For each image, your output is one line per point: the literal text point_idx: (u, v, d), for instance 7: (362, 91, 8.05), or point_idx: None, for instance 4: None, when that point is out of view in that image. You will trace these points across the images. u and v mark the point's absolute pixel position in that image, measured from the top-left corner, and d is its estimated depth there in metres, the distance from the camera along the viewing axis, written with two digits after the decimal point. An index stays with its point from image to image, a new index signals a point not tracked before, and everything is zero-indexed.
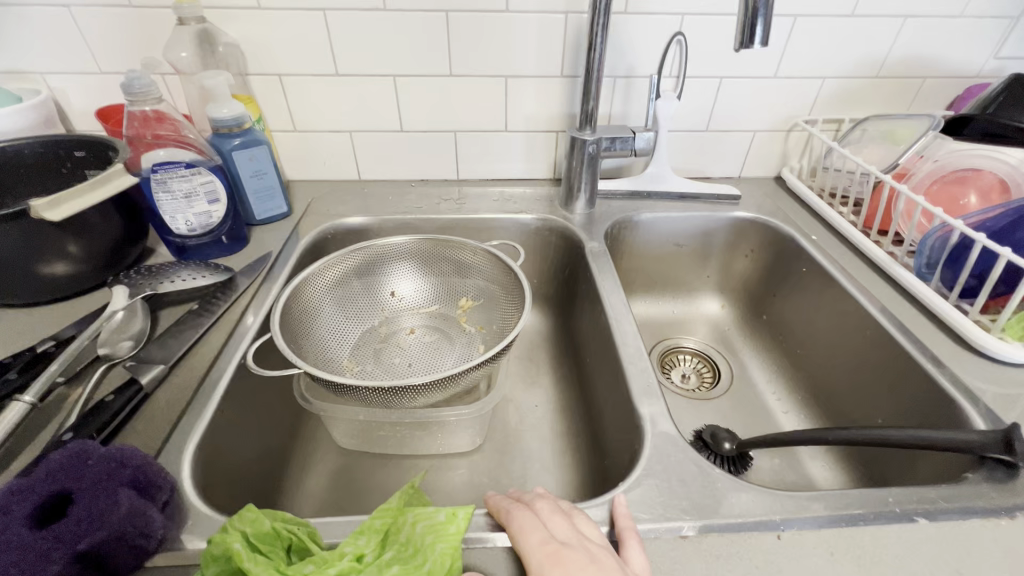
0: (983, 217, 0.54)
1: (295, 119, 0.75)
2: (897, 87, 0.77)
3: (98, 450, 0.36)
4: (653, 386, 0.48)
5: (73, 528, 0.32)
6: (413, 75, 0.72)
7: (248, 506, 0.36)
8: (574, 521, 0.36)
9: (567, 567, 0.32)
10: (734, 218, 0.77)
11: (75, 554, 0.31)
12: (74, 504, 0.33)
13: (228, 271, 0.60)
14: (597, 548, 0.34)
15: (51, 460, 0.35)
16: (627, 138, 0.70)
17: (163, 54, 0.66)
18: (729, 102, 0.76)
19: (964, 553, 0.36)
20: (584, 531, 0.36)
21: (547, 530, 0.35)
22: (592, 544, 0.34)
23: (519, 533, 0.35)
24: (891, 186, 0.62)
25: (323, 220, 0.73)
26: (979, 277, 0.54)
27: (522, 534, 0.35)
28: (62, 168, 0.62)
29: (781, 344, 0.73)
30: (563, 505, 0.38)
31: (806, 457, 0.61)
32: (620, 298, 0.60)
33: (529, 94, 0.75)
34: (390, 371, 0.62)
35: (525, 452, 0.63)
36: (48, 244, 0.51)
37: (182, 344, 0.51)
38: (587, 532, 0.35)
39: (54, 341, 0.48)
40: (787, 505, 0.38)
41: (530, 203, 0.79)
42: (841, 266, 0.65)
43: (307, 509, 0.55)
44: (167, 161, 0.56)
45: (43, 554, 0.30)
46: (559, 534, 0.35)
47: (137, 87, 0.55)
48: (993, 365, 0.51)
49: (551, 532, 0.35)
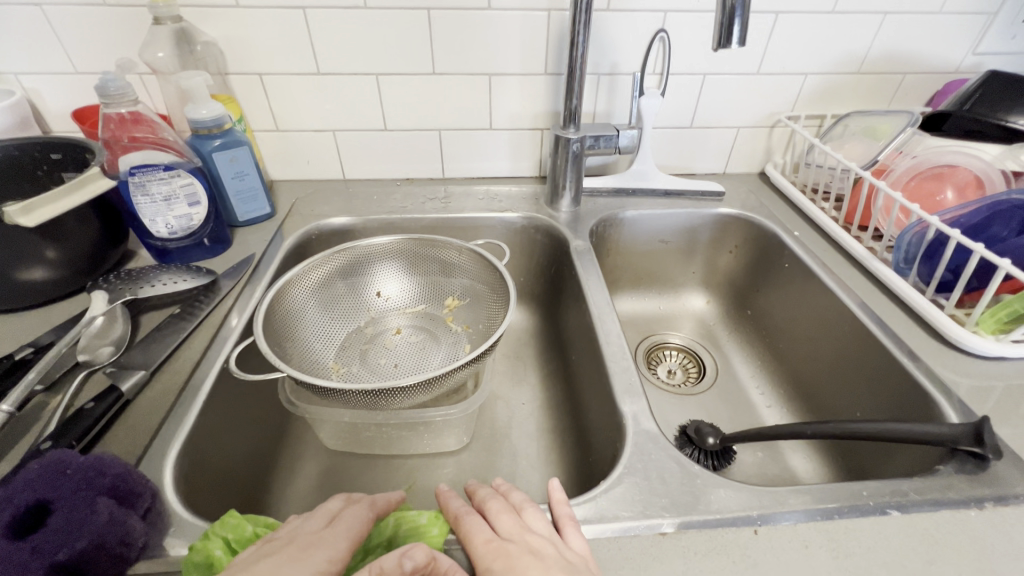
0: (959, 211, 0.55)
1: (277, 118, 0.74)
2: (878, 83, 0.77)
3: (73, 458, 0.36)
4: (636, 384, 0.49)
5: (51, 540, 0.31)
6: (396, 73, 0.72)
7: (230, 512, 0.36)
8: (522, 517, 0.37)
9: (508, 562, 0.33)
10: (718, 215, 0.78)
11: (54, 564, 0.31)
12: (53, 514, 0.33)
13: (211, 275, 0.59)
14: (538, 539, 0.35)
15: (28, 471, 0.34)
16: (610, 136, 0.71)
17: (139, 54, 0.65)
18: (713, 99, 0.77)
19: (935, 544, 0.37)
20: (531, 525, 0.37)
21: (491, 530, 0.36)
22: (533, 538, 0.35)
23: (466, 525, 0.36)
24: (871, 182, 0.62)
25: (307, 221, 0.73)
26: (955, 272, 0.55)
27: (469, 527, 0.36)
28: (38, 171, 0.61)
29: (764, 339, 0.74)
30: (514, 502, 0.39)
31: (788, 450, 0.62)
32: (604, 297, 0.60)
33: (513, 91, 0.75)
34: (376, 372, 0.62)
35: (512, 450, 0.63)
36: (24, 250, 0.51)
37: (164, 349, 0.51)
38: (532, 526, 0.36)
39: (33, 348, 0.48)
40: (764, 501, 0.39)
41: (515, 201, 0.79)
42: (823, 262, 0.66)
43: (294, 511, 0.55)
44: (145, 164, 0.55)
45: (21, 565, 0.30)
46: (503, 531, 0.36)
47: (113, 88, 0.54)
48: (968, 359, 0.52)
49: (498, 529, 0.36)
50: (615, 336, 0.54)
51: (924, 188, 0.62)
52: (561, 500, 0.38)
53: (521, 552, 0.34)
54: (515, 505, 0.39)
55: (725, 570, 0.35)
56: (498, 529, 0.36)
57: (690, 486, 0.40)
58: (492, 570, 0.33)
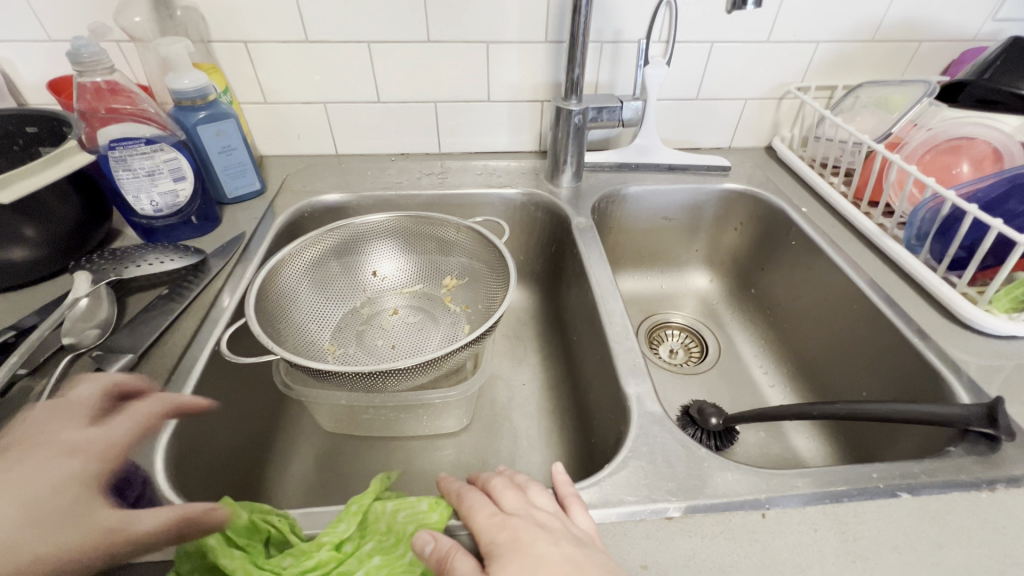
0: (976, 186, 0.53)
1: (265, 89, 0.71)
2: (893, 51, 0.74)
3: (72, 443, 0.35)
4: (640, 365, 0.47)
5: None
6: (388, 40, 0.68)
7: (224, 499, 0.34)
8: (528, 494, 0.37)
9: (517, 533, 0.32)
10: (724, 191, 0.75)
11: None
12: None
13: (199, 254, 0.57)
14: (545, 514, 0.34)
15: None
16: (614, 108, 0.68)
17: (114, 19, 0.61)
18: (720, 69, 0.74)
19: (946, 526, 0.36)
20: (536, 502, 0.36)
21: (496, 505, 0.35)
22: (540, 512, 0.34)
23: (469, 504, 0.35)
24: (884, 155, 0.60)
25: (298, 197, 0.70)
26: (969, 249, 0.53)
27: (471, 503, 0.35)
28: (14, 145, 0.58)
29: (767, 318, 0.73)
30: (519, 481, 0.38)
31: (792, 430, 0.62)
32: (607, 276, 0.59)
33: (512, 60, 0.71)
34: (373, 353, 0.60)
35: (512, 431, 0.62)
36: (1, 229, 0.48)
37: (152, 332, 0.49)
38: (537, 502, 0.36)
39: (15, 332, 0.46)
40: (774, 484, 0.38)
41: (514, 177, 0.76)
42: (831, 239, 0.64)
43: (292, 494, 0.54)
44: (125, 137, 0.52)
45: None
46: (509, 506, 0.35)
47: (86, 55, 0.50)
48: (979, 338, 0.51)
49: (502, 505, 0.35)
50: (619, 316, 0.53)
51: (938, 162, 0.61)
52: (565, 481, 0.37)
53: (528, 525, 0.33)
54: (518, 483, 0.38)
55: (732, 554, 0.34)
56: (503, 505, 0.35)
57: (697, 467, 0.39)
58: (499, 542, 0.32)
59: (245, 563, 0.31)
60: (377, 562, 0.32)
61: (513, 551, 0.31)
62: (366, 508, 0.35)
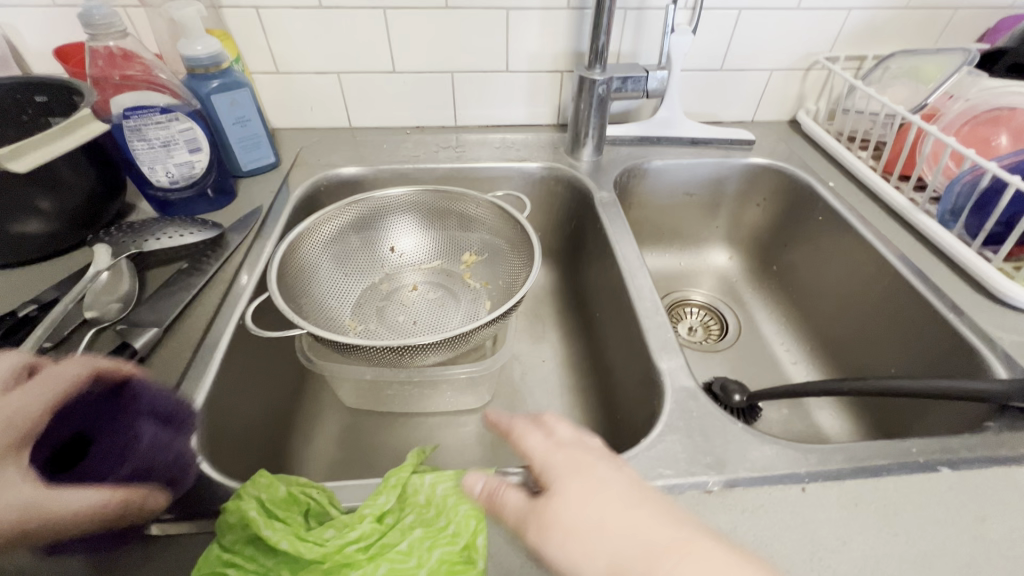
0: (1018, 158, 0.52)
1: (277, 58, 0.69)
2: (927, 18, 0.71)
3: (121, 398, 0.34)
4: (671, 340, 0.47)
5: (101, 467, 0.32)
6: (405, 6, 0.66)
7: (260, 473, 0.35)
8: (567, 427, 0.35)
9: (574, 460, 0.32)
10: (748, 165, 0.74)
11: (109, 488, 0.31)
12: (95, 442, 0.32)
13: (218, 228, 0.56)
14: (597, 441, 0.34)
15: None
16: (639, 77, 0.65)
17: None
18: (747, 37, 0.71)
19: (986, 501, 0.36)
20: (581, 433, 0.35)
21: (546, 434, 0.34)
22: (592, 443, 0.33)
23: (520, 431, 0.34)
24: (920, 126, 0.58)
25: (314, 171, 0.69)
26: (1007, 224, 0.52)
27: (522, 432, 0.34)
28: (23, 115, 0.56)
29: (790, 295, 0.72)
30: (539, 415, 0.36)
31: (815, 407, 0.61)
32: (632, 250, 0.58)
33: (532, 28, 0.69)
34: (395, 329, 0.60)
35: (535, 407, 0.62)
36: (16, 200, 0.47)
37: (174, 306, 0.48)
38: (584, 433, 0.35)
39: (37, 306, 0.45)
40: (813, 459, 0.37)
41: (533, 150, 0.74)
42: (860, 214, 0.63)
43: (318, 469, 0.55)
44: (139, 105, 0.51)
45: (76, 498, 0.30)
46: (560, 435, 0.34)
47: (97, 17, 0.49)
48: (1015, 314, 0.50)
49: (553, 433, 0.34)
50: (647, 291, 0.52)
51: (977, 134, 0.58)
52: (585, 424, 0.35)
53: (582, 450, 0.32)
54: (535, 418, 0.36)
55: (773, 527, 0.34)
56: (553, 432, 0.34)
57: (764, 450, 0.37)
58: (559, 468, 0.31)
59: (287, 535, 0.30)
60: (419, 535, 0.31)
61: (573, 475, 0.31)
62: (404, 481, 0.35)
